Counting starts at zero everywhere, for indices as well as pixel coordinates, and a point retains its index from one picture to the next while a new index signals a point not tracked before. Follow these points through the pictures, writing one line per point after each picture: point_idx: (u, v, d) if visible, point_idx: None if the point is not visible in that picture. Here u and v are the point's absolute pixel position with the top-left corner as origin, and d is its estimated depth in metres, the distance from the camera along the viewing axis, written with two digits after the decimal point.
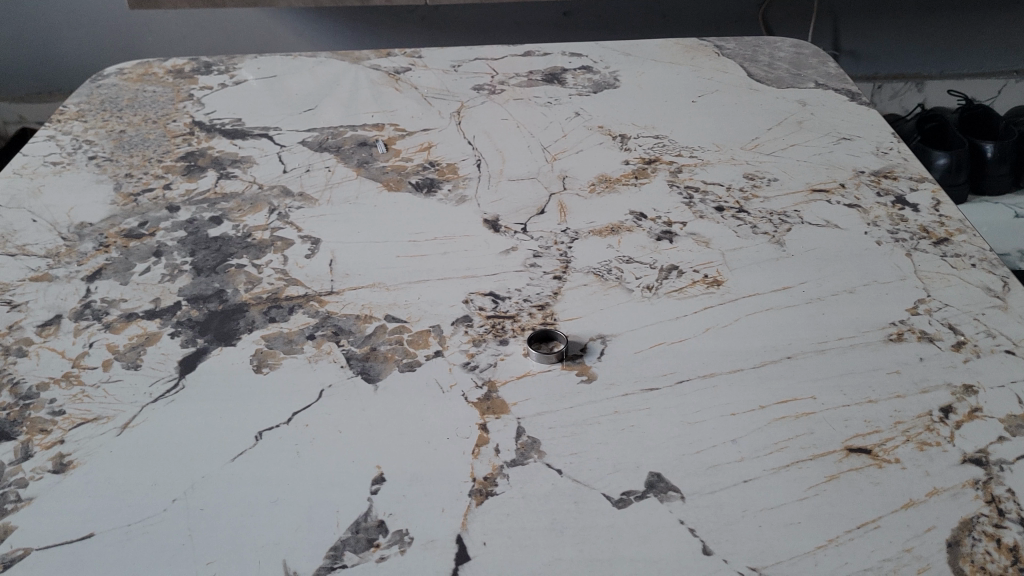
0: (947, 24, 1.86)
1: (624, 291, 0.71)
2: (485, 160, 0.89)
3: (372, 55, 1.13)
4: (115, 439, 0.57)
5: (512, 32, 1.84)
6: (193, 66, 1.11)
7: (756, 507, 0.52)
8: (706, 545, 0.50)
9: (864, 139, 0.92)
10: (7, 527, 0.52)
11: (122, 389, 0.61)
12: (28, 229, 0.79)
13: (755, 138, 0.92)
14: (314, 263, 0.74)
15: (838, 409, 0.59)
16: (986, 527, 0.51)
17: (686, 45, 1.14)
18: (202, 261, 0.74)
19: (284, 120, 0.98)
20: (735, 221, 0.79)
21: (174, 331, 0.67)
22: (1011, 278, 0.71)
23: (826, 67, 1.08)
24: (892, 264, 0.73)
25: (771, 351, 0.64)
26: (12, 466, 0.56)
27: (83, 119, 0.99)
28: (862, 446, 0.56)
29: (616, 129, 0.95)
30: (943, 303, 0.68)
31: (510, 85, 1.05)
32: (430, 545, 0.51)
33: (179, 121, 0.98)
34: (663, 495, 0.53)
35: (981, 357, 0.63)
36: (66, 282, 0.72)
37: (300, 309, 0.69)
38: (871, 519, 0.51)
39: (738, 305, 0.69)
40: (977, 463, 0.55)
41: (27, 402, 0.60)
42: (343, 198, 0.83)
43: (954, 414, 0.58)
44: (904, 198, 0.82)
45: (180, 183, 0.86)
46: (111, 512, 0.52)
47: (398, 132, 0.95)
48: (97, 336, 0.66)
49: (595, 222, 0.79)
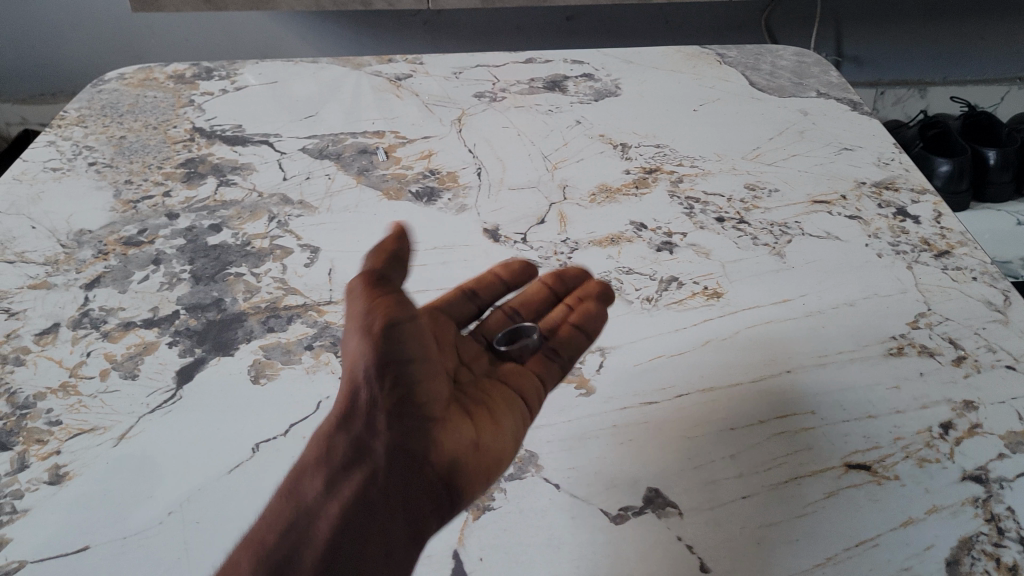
0: (951, 29, 1.85)
1: (624, 302, 0.70)
2: (485, 168, 0.89)
3: (373, 61, 1.13)
4: (111, 450, 0.57)
5: (514, 36, 1.84)
6: (194, 71, 1.11)
7: (753, 524, 0.52)
8: (704, 562, 0.51)
9: (866, 150, 0.91)
10: (2, 539, 0.52)
11: (119, 399, 0.61)
12: (27, 236, 0.79)
13: (756, 148, 0.92)
14: (312, 272, 0.74)
15: (837, 424, 0.59)
16: (985, 546, 0.51)
17: (688, 54, 1.13)
18: (201, 269, 0.74)
19: (284, 127, 0.98)
20: (736, 232, 0.79)
21: (172, 340, 0.66)
22: (1012, 292, 0.71)
23: (829, 75, 1.08)
24: (894, 277, 0.72)
25: (771, 364, 0.64)
26: (8, 476, 0.56)
27: (83, 124, 0.99)
28: (862, 462, 0.56)
29: (617, 138, 0.94)
30: (944, 317, 0.68)
31: (511, 92, 1.05)
32: (427, 560, 0.51)
33: (180, 127, 0.98)
34: (662, 511, 0.53)
35: (982, 372, 0.62)
36: (65, 290, 0.72)
37: (298, 319, 0.69)
38: (870, 536, 0.51)
39: (738, 318, 0.68)
40: (977, 480, 0.55)
41: (24, 412, 0.60)
42: (343, 206, 0.83)
43: (954, 430, 0.58)
44: (905, 210, 0.81)
45: (180, 190, 0.86)
46: (107, 525, 0.52)
47: (399, 140, 0.95)
48: (95, 346, 0.66)
49: (595, 232, 0.79)
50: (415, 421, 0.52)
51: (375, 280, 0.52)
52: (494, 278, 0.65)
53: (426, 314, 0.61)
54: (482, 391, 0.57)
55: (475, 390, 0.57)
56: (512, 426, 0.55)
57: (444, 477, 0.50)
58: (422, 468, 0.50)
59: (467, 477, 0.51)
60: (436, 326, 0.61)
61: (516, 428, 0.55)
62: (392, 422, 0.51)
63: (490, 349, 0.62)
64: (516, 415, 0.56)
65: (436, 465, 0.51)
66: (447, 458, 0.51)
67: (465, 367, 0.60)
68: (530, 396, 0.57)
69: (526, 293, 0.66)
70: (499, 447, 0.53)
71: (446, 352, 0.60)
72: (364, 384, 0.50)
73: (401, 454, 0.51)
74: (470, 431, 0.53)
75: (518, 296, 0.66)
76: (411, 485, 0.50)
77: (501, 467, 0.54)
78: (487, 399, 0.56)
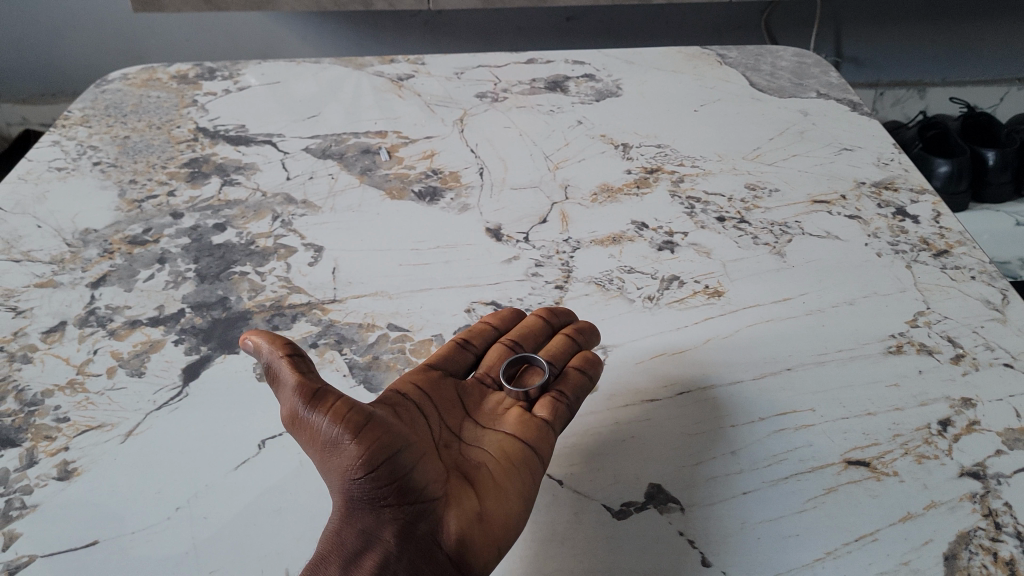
0: (949, 30, 1.85)
1: (625, 301, 0.71)
2: (488, 168, 0.90)
3: (375, 62, 1.14)
4: (119, 447, 0.58)
5: (514, 37, 1.85)
6: (196, 71, 1.12)
7: (754, 519, 0.53)
8: (705, 557, 0.51)
9: (865, 150, 0.92)
10: (12, 534, 0.52)
11: (126, 396, 0.62)
12: (32, 235, 0.80)
13: (756, 148, 0.93)
14: (317, 271, 0.74)
15: (837, 421, 0.59)
16: (983, 541, 0.51)
17: (688, 54, 1.14)
18: (205, 268, 0.75)
19: (287, 127, 0.98)
20: (736, 232, 0.79)
21: (178, 338, 0.67)
22: (1010, 290, 0.71)
23: (828, 76, 1.08)
24: (893, 276, 0.73)
25: (771, 362, 0.64)
26: (17, 472, 0.56)
27: (87, 124, 1.00)
28: (861, 458, 0.57)
29: (618, 138, 0.95)
30: (942, 316, 0.69)
31: (513, 92, 1.05)
32: None
33: (183, 127, 0.98)
34: (664, 507, 0.54)
35: (980, 369, 0.63)
36: (71, 289, 0.73)
37: (302, 317, 0.69)
38: (869, 531, 0.52)
39: (738, 316, 0.69)
40: (975, 476, 0.55)
41: (32, 409, 0.61)
42: (346, 206, 0.84)
43: (952, 426, 0.59)
44: (904, 209, 0.82)
45: (184, 189, 0.87)
46: (116, 521, 0.53)
47: (401, 140, 0.96)
48: (102, 344, 0.66)
49: (597, 231, 0.79)
50: (415, 504, 0.47)
51: (309, 395, 0.47)
52: (487, 326, 0.63)
53: (416, 376, 0.57)
54: (482, 452, 0.53)
55: (476, 450, 0.53)
56: (518, 486, 0.50)
57: (456, 557, 0.46)
58: (431, 551, 0.46)
59: (481, 552, 0.47)
60: (428, 384, 0.56)
61: (523, 485, 0.51)
62: (392, 508, 0.47)
63: (495, 395, 0.58)
64: (521, 470, 0.51)
65: (445, 546, 0.47)
66: (452, 538, 0.47)
67: (469, 419, 0.55)
68: (537, 443, 0.53)
69: (522, 325, 0.63)
70: (507, 511, 0.49)
71: (444, 411, 0.55)
72: (348, 481, 0.46)
73: (408, 537, 0.47)
74: (472, 502, 0.49)
75: (514, 331, 0.63)
76: (423, 570, 0.46)
77: (516, 531, 0.49)
78: (487, 461, 0.52)
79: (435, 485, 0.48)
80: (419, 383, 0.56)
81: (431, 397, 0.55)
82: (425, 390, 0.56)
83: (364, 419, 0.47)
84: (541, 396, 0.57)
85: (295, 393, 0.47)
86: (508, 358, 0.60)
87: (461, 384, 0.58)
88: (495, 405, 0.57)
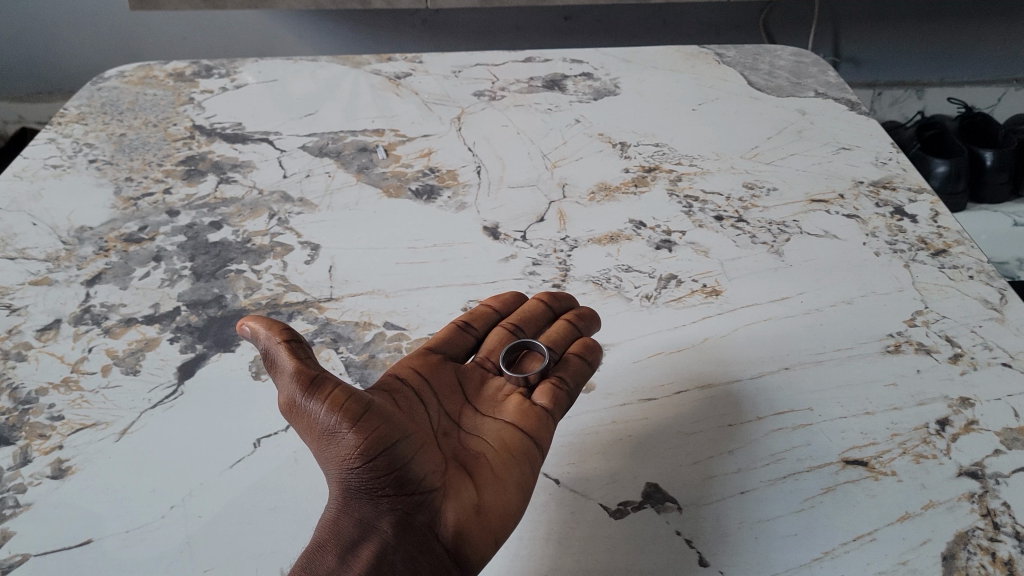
0: (948, 29, 1.85)
1: (623, 300, 0.70)
2: (485, 166, 0.90)
3: (373, 60, 1.13)
4: (114, 445, 0.57)
5: (513, 36, 1.84)
6: (193, 69, 1.11)
7: (752, 519, 0.53)
8: (703, 556, 0.51)
9: (863, 149, 0.92)
10: (5, 533, 0.52)
11: (121, 395, 0.61)
12: (28, 232, 0.79)
13: (754, 147, 0.92)
14: (313, 269, 0.74)
15: (836, 420, 0.59)
16: (981, 541, 0.51)
17: (686, 53, 1.14)
18: (201, 266, 0.75)
19: (284, 125, 0.98)
20: (735, 231, 0.79)
21: (173, 337, 0.67)
22: (1008, 291, 0.71)
23: (826, 76, 1.08)
24: (892, 275, 0.73)
25: (770, 361, 0.64)
26: (11, 471, 0.56)
27: (83, 122, 0.99)
28: (859, 458, 0.56)
29: (616, 137, 0.95)
30: (941, 316, 0.68)
31: (511, 91, 1.05)
32: None
33: (180, 125, 0.98)
34: (661, 506, 0.54)
35: (978, 369, 0.63)
36: (66, 287, 0.72)
37: (299, 315, 0.69)
38: (867, 531, 0.52)
39: (737, 315, 0.69)
40: (973, 476, 0.55)
41: (26, 407, 0.60)
42: (343, 204, 0.83)
43: (950, 426, 0.58)
44: (903, 208, 0.82)
45: (180, 187, 0.86)
46: (110, 519, 0.53)
47: (398, 138, 0.95)
48: (97, 342, 0.66)
49: (594, 230, 0.79)
50: (413, 496, 0.47)
51: (307, 383, 0.47)
52: (489, 308, 0.63)
53: (416, 361, 0.56)
54: (481, 442, 0.52)
55: (475, 439, 0.52)
56: (516, 478, 0.50)
57: (454, 549, 0.46)
58: (428, 543, 0.46)
59: (478, 544, 0.47)
60: (428, 369, 0.56)
61: (522, 476, 0.50)
62: (391, 498, 0.47)
63: (495, 382, 0.58)
64: (521, 461, 0.51)
65: (443, 537, 0.46)
66: (450, 529, 0.46)
67: (468, 406, 0.55)
68: (536, 432, 0.53)
69: (523, 309, 0.63)
70: (505, 503, 0.49)
71: (443, 397, 0.55)
72: (347, 471, 0.46)
73: (406, 528, 0.46)
74: (470, 493, 0.49)
75: (515, 314, 0.62)
76: (421, 560, 0.45)
77: (512, 523, 0.49)
78: (486, 451, 0.51)
79: (433, 476, 0.48)
80: (418, 368, 0.56)
81: (430, 384, 0.55)
82: (424, 375, 0.55)
83: (364, 408, 0.46)
84: (540, 383, 0.57)
85: (294, 380, 0.47)
86: (509, 343, 0.60)
87: (461, 369, 0.58)
88: (495, 391, 0.57)
